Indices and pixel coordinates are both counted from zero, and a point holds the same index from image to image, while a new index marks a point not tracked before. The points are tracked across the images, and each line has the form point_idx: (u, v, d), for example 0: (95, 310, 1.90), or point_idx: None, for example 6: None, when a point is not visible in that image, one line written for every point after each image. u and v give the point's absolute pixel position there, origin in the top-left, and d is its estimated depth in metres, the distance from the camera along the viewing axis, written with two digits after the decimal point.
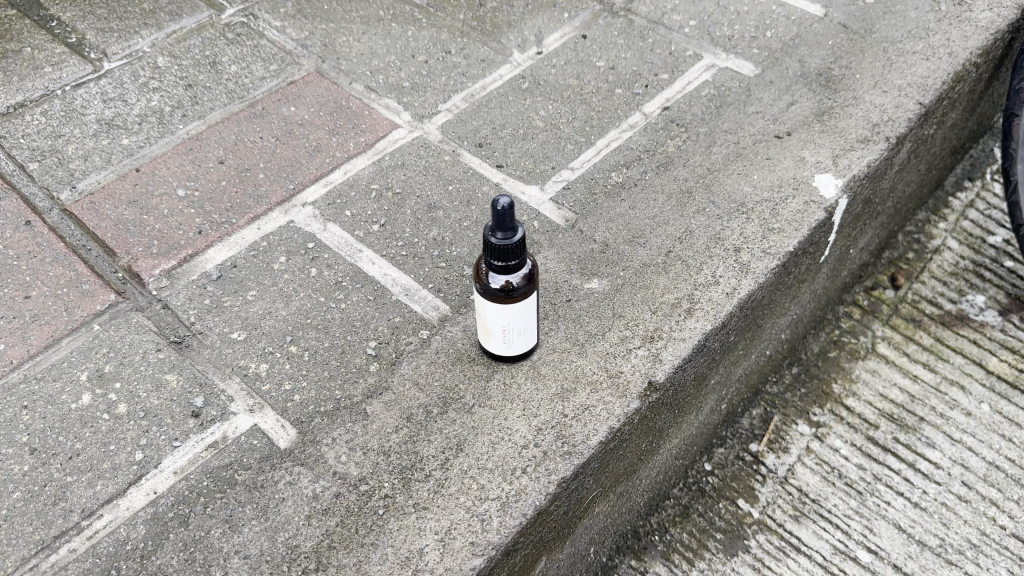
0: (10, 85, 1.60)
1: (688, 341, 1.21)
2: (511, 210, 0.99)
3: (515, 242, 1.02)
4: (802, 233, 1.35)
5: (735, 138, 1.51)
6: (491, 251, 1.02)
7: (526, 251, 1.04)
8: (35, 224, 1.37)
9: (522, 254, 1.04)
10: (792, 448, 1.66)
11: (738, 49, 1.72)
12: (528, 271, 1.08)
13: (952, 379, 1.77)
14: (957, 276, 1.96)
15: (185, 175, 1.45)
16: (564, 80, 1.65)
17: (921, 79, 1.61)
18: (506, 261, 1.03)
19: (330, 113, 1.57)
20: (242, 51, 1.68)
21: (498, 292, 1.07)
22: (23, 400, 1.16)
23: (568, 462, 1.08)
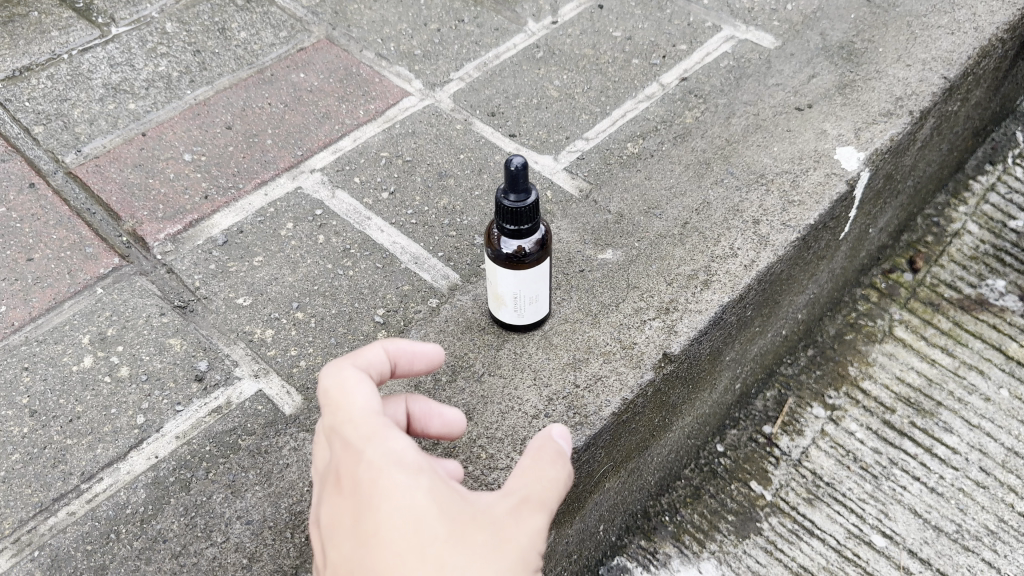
0: (17, 49, 1.60)
1: (705, 313, 1.18)
2: (524, 172, 0.94)
3: (528, 204, 0.97)
4: (823, 206, 1.31)
5: (755, 109, 1.47)
6: (503, 213, 0.98)
7: (540, 214, 1.00)
8: (39, 186, 1.35)
9: (535, 218, 0.99)
10: (806, 431, 1.63)
11: (758, 21, 1.68)
12: (541, 236, 1.03)
13: (970, 363, 1.74)
14: (977, 260, 1.92)
15: (192, 140, 1.42)
16: (580, 50, 1.61)
17: (945, 54, 1.57)
18: (518, 224, 0.98)
19: (340, 79, 1.54)
20: (251, 18, 1.65)
21: (509, 257, 1.03)
22: (23, 362, 1.14)
23: (580, 432, 1.06)
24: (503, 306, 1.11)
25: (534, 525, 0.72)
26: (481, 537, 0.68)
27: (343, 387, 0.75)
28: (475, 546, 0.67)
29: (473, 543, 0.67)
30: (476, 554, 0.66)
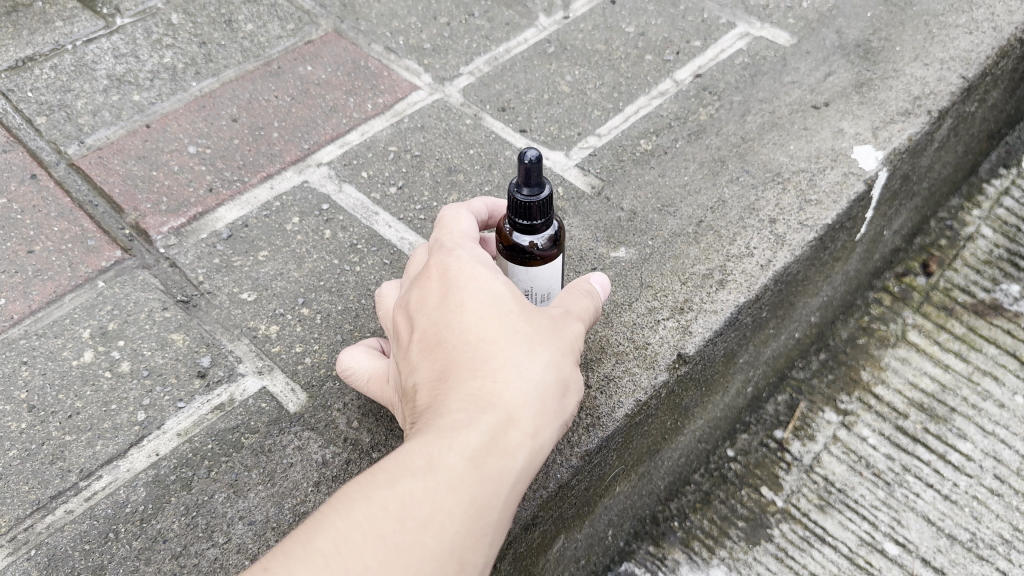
0: (21, 38, 1.58)
1: (720, 314, 1.15)
2: (539, 163, 0.90)
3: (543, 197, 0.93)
4: (841, 206, 1.28)
5: (770, 107, 1.44)
6: (516, 208, 0.94)
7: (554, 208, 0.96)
8: (41, 177, 1.33)
9: (549, 211, 0.96)
10: (818, 436, 1.59)
11: (773, 18, 1.65)
12: (554, 230, 1.00)
13: (984, 369, 1.71)
14: (991, 264, 1.89)
15: (196, 132, 1.39)
16: (592, 45, 1.58)
17: (964, 53, 1.55)
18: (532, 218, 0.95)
19: (348, 72, 1.51)
20: (258, 10, 1.62)
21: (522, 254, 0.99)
22: (23, 356, 1.11)
23: (592, 434, 1.03)
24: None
25: (577, 329, 0.89)
26: (545, 318, 0.85)
27: (446, 213, 0.96)
28: (541, 325, 0.84)
29: (540, 323, 0.84)
30: (542, 330, 0.83)
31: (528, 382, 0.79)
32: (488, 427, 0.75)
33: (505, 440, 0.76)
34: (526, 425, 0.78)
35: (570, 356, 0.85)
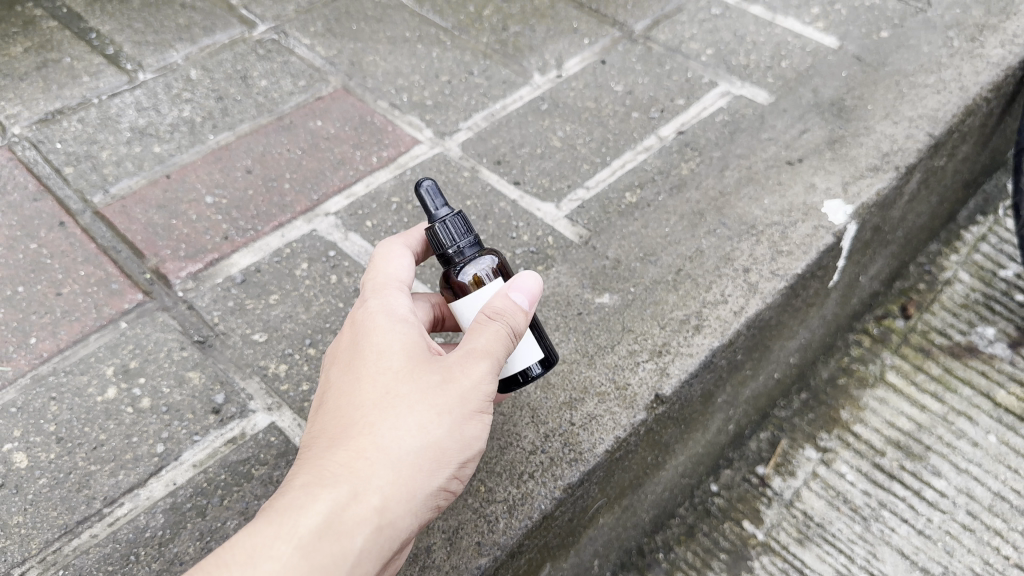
0: (50, 93, 1.70)
1: (696, 357, 1.25)
2: (430, 189, 1.01)
3: (446, 211, 1.00)
4: (811, 256, 1.38)
5: (748, 163, 1.54)
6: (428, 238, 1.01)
7: (467, 233, 1.01)
8: (68, 225, 1.43)
9: (461, 234, 1.00)
10: (798, 472, 1.67)
11: (753, 77, 1.76)
12: (486, 250, 1.03)
13: (959, 409, 1.78)
14: (967, 308, 1.97)
15: (213, 183, 1.50)
16: (583, 102, 1.70)
17: (931, 113, 1.65)
18: (444, 234, 1.00)
19: (355, 127, 1.62)
20: (272, 67, 1.74)
21: (460, 276, 1.00)
22: (51, 392, 1.21)
23: (575, 468, 1.12)
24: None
25: (481, 371, 0.89)
26: (428, 377, 0.88)
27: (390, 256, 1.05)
28: (426, 383, 0.87)
29: (422, 381, 0.87)
30: (424, 388, 0.87)
31: (393, 447, 0.84)
32: (338, 498, 0.80)
33: (358, 508, 0.81)
34: (374, 499, 0.81)
35: (456, 408, 0.87)
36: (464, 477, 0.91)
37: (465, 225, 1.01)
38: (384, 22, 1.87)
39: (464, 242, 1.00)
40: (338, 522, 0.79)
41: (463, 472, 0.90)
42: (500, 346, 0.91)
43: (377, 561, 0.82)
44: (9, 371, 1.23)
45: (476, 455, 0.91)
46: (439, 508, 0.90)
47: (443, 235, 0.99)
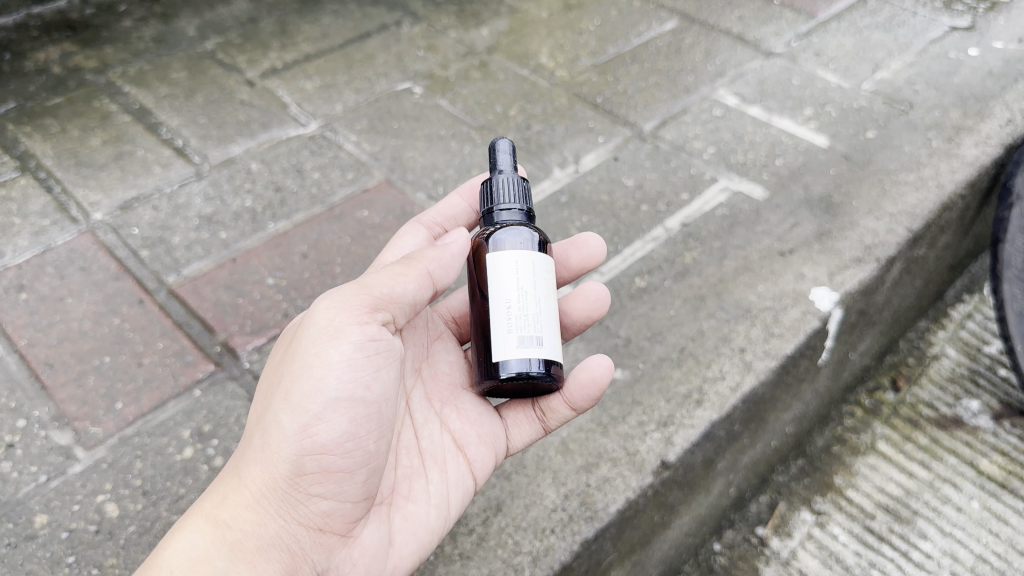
0: (127, 181, 1.92)
1: (697, 427, 1.41)
2: (499, 150, 1.26)
3: (507, 175, 1.24)
4: (799, 339, 1.55)
5: (744, 253, 1.74)
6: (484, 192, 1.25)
7: (512, 200, 1.22)
8: (146, 302, 1.64)
9: (502, 196, 1.22)
10: (794, 533, 1.82)
11: (751, 173, 1.97)
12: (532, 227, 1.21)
13: (945, 476, 1.92)
14: (953, 382, 2.12)
15: (274, 266, 1.72)
16: (598, 195, 1.92)
17: (910, 209, 1.81)
18: (501, 190, 1.22)
19: (397, 217, 1.84)
20: (322, 161, 2.00)
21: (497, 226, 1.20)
22: (136, 450, 1.39)
23: (591, 524, 1.29)
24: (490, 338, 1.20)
25: (311, 340, 1.09)
26: (282, 375, 1.12)
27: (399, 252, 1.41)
28: (281, 373, 1.12)
29: (276, 382, 1.12)
30: (275, 390, 1.11)
31: (251, 442, 1.10)
32: (208, 507, 1.09)
33: (222, 511, 1.07)
34: (225, 514, 1.07)
35: (295, 372, 1.09)
36: (333, 433, 1.06)
37: (521, 195, 1.23)
38: (422, 122, 2.13)
39: (514, 203, 1.22)
40: (193, 547, 1.03)
41: (323, 430, 1.06)
42: (360, 286, 1.11)
43: (247, 558, 1.04)
44: (99, 432, 1.42)
45: (331, 404, 1.06)
46: (316, 472, 1.07)
47: (500, 190, 1.22)
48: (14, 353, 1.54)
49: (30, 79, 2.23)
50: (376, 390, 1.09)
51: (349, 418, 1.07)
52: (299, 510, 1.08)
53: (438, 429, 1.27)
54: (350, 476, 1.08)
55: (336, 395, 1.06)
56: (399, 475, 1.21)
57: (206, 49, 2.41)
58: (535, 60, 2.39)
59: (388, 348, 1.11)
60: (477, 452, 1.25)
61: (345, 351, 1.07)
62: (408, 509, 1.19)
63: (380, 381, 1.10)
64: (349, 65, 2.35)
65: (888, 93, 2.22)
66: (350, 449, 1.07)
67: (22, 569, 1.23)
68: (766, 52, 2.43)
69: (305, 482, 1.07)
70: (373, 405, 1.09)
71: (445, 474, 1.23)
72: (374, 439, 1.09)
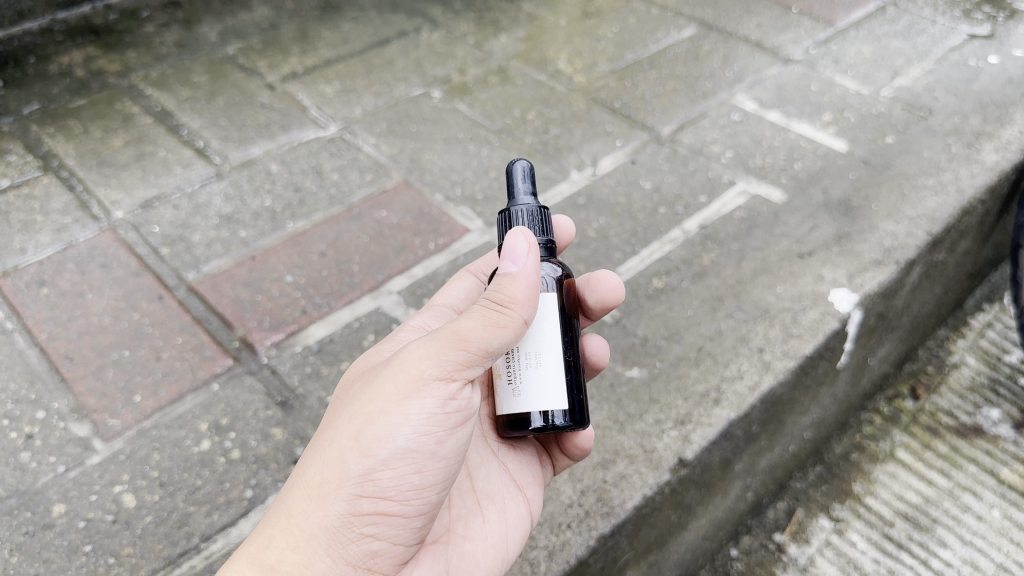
0: (148, 181, 1.94)
1: (714, 426, 1.40)
2: (511, 177, 1.13)
3: (523, 209, 1.11)
4: (818, 339, 1.54)
5: (763, 255, 1.74)
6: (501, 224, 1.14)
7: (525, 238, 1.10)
8: (166, 298, 1.65)
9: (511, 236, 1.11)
10: (812, 540, 1.77)
11: (769, 177, 1.97)
12: (550, 260, 1.12)
13: (964, 485, 1.88)
14: (974, 391, 2.09)
15: (293, 264, 1.73)
16: (615, 198, 1.92)
17: (930, 212, 1.79)
18: (519, 222, 1.10)
19: (415, 217, 1.86)
20: (341, 163, 2.01)
21: None
22: (154, 442, 1.40)
23: (607, 520, 1.28)
24: (518, 380, 1.05)
25: (385, 377, 1.00)
26: (345, 410, 1.02)
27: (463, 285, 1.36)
28: (350, 405, 1.02)
29: (337, 414, 1.03)
30: (336, 421, 1.01)
31: (306, 473, 0.99)
32: (254, 543, 0.98)
33: (268, 548, 0.97)
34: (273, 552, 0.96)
35: (369, 414, 0.98)
36: (396, 481, 0.98)
37: (541, 224, 1.11)
38: (441, 126, 2.14)
39: (532, 235, 1.10)
40: None
41: (386, 475, 0.97)
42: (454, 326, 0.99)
43: None
44: (117, 424, 1.42)
45: (401, 453, 0.97)
46: (372, 517, 0.98)
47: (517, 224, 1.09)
48: (35, 347, 1.55)
49: (54, 82, 2.26)
50: (448, 443, 1.00)
51: (417, 468, 0.99)
52: (348, 555, 0.98)
53: (496, 470, 1.21)
54: (405, 523, 1.01)
55: (407, 445, 0.97)
56: (454, 513, 1.15)
57: (228, 54, 2.43)
58: (553, 66, 2.40)
59: (466, 402, 1.02)
60: (532, 494, 1.21)
61: (429, 404, 0.97)
62: (465, 549, 1.12)
63: (454, 435, 1.01)
64: (369, 70, 2.37)
65: (907, 99, 2.21)
66: (411, 498, 0.99)
67: (40, 557, 1.23)
68: (784, 59, 2.43)
69: (359, 526, 0.98)
70: (441, 458, 1.00)
71: (501, 514, 1.17)
72: (438, 490, 1.02)
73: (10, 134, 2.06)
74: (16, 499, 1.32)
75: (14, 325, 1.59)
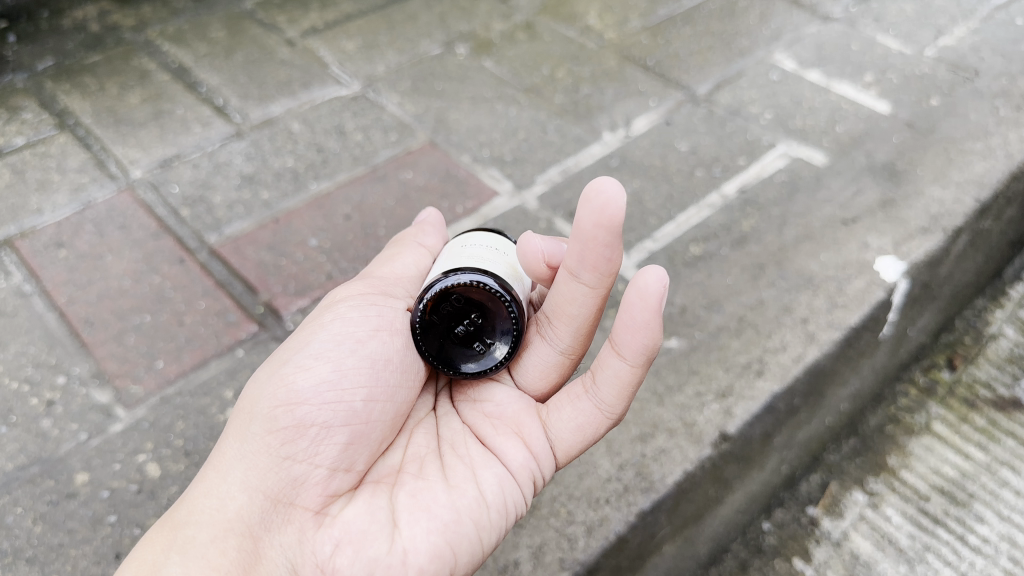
0: (166, 139, 1.88)
1: (757, 399, 1.35)
2: None
3: None
4: (865, 310, 1.48)
5: (806, 222, 1.67)
6: None
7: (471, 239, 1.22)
8: (187, 261, 1.60)
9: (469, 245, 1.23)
10: (846, 514, 1.61)
11: (810, 140, 1.89)
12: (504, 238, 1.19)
13: (1003, 459, 1.70)
14: (1013, 362, 1.89)
15: (317, 228, 1.67)
16: (650, 160, 1.85)
17: (978, 178, 1.71)
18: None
19: (442, 179, 1.80)
20: (365, 123, 1.94)
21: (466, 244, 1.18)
22: (178, 409, 1.35)
23: (647, 496, 1.24)
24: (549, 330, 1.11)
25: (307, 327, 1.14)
26: None
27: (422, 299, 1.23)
28: None
29: None
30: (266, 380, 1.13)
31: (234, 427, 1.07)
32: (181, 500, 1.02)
33: (188, 502, 1.00)
34: (195, 498, 1.00)
35: (286, 352, 1.09)
36: (310, 384, 1.02)
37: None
38: (467, 85, 2.07)
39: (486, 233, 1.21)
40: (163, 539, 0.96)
41: (301, 381, 1.03)
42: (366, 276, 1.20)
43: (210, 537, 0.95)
44: (139, 390, 1.38)
45: (313, 357, 1.05)
46: (290, 430, 1.00)
47: None
48: (54, 311, 1.50)
49: (68, 36, 2.19)
50: (370, 344, 1.08)
51: (334, 367, 1.04)
52: (269, 480, 0.99)
53: (458, 419, 1.13)
54: (327, 435, 1.00)
55: (321, 348, 1.06)
56: (408, 457, 1.07)
57: (246, 9, 2.35)
58: (582, 22, 2.32)
59: (390, 318, 1.13)
60: (506, 446, 1.07)
61: (340, 315, 1.11)
62: (415, 486, 1.01)
63: (375, 340, 1.08)
64: (391, 25, 2.29)
65: (952, 60, 2.11)
66: (330, 399, 1.02)
67: (63, 527, 1.20)
68: (824, 17, 2.33)
69: (278, 445, 1.00)
70: (359, 360, 1.06)
71: (469, 460, 1.06)
72: (362, 397, 1.03)
73: (24, 91, 2.00)
74: (38, 467, 1.28)
75: (32, 288, 1.54)
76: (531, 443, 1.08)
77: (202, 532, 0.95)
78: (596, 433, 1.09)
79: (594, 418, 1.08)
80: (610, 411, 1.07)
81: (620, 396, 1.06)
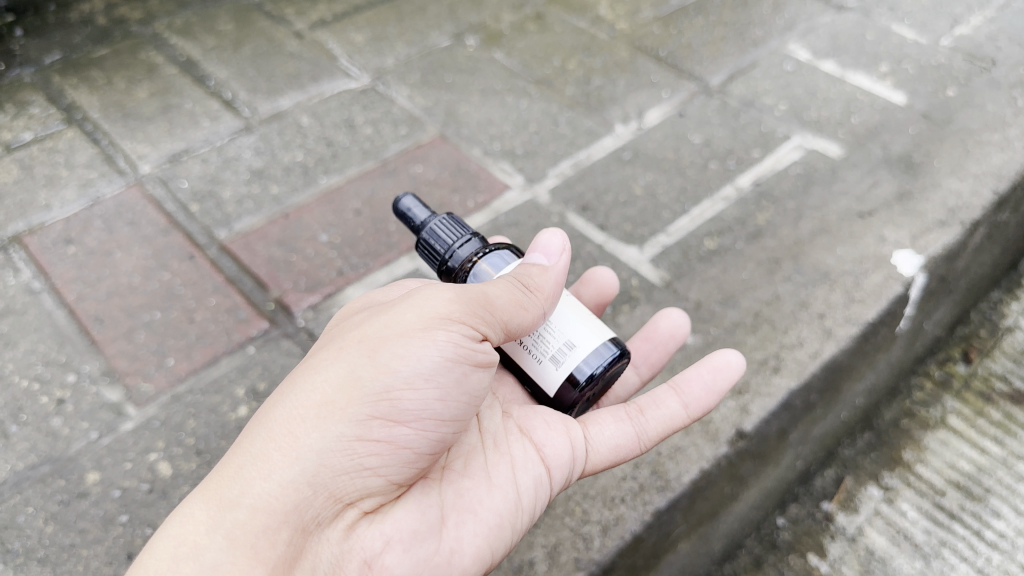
0: (175, 134, 1.86)
1: (773, 396, 1.33)
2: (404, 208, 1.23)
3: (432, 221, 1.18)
4: (882, 304, 1.45)
5: (821, 215, 1.65)
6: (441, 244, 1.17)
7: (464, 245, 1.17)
8: (197, 257, 1.59)
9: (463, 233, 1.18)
10: (861, 509, 1.59)
11: (825, 132, 1.87)
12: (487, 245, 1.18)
13: (1020, 452, 1.67)
14: None
15: (327, 223, 1.66)
16: (663, 153, 1.83)
17: (996, 169, 1.68)
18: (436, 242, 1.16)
19: (453, 173, 1.78)
20: (374, 116, 1.93)
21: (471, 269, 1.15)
22: (189, 408, 1.34)
23: (663, 494, 1.22)
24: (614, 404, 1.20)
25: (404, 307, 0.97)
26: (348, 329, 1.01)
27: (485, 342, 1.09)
28: (358, 331, 0.98)
29: (338, 336, 1.01)
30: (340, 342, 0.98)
31: (297, 397, 0.94)
32: (229, 467, 0.92)
33: (239, 476, 0.90)
34: (247, 471, 0.90)
35: (387, 343, 0.94)
36: (415, 406, 0.92)
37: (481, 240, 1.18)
38: (478, 77, 2.05)
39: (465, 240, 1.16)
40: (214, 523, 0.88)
41: (406, 400, 0.91)
42: (485, 288, 1.01)
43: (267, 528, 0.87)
44: (150, 388, 1.37)
45: (424, 375, 0.92)
46: (379, 446, 0.91)
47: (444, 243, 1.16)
48: (64, 308, 1.49)
49: (75, 30, 2.18)
50: (477, 377, 0.97)
51: (441, 394, 0.93)
52: (342, 483, 0.91)
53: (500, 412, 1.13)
54: (412, 455, 0.94)
55: (433, 367, 0.92)
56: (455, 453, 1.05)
57: (255, 1, 2.34)
58: (593, 12, 2.30)
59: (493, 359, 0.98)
60: (548, 437, 1.09)
61: (456, 335, 0.94)
62: (462, 485, 1.01)
63: (480, 374, 0.97)
64: (400, 17, 2.27)
65: (968, 49, 2.08)
66: (429, 427, 0.93)
67: (75, 527, 1.19)
68: (837, 7, 2.30)
69: (361, 456, 0.91)
70: (463, 391, 0.96)
71: (512, 458, 1.06)
72: (454, 426, 0.97)
73: (31, 85, 1.99)
74: (49, 466, 1.27)
75: (41, 285, 1.53)
76: (576, 444, 1.11)
77: (255, 521, 0.87)
78: (627, 455, 1.16)
79: (632, 444, 1.16)
80: (646, 442, 1.16)
81: (661, 435, 1.17)
